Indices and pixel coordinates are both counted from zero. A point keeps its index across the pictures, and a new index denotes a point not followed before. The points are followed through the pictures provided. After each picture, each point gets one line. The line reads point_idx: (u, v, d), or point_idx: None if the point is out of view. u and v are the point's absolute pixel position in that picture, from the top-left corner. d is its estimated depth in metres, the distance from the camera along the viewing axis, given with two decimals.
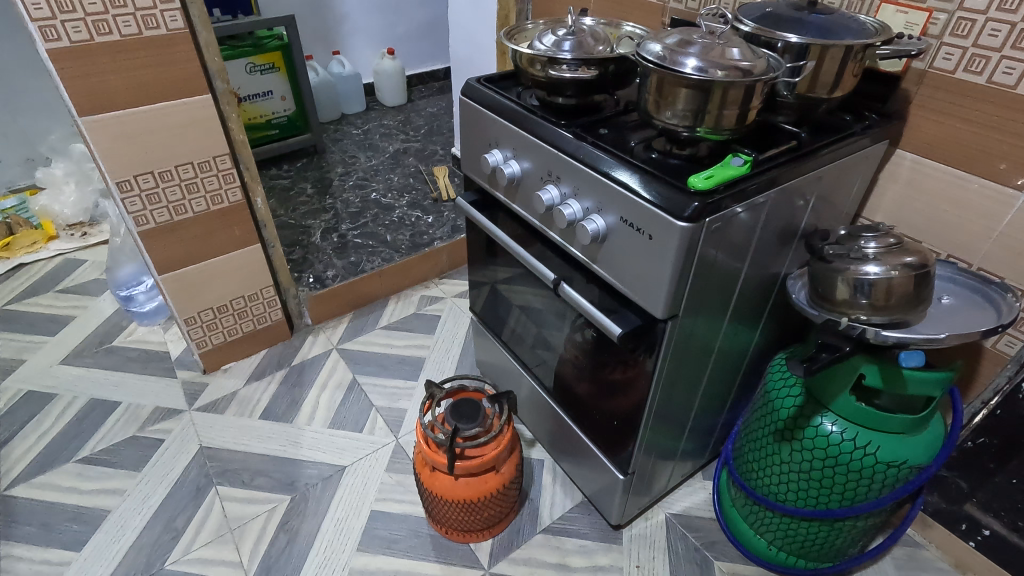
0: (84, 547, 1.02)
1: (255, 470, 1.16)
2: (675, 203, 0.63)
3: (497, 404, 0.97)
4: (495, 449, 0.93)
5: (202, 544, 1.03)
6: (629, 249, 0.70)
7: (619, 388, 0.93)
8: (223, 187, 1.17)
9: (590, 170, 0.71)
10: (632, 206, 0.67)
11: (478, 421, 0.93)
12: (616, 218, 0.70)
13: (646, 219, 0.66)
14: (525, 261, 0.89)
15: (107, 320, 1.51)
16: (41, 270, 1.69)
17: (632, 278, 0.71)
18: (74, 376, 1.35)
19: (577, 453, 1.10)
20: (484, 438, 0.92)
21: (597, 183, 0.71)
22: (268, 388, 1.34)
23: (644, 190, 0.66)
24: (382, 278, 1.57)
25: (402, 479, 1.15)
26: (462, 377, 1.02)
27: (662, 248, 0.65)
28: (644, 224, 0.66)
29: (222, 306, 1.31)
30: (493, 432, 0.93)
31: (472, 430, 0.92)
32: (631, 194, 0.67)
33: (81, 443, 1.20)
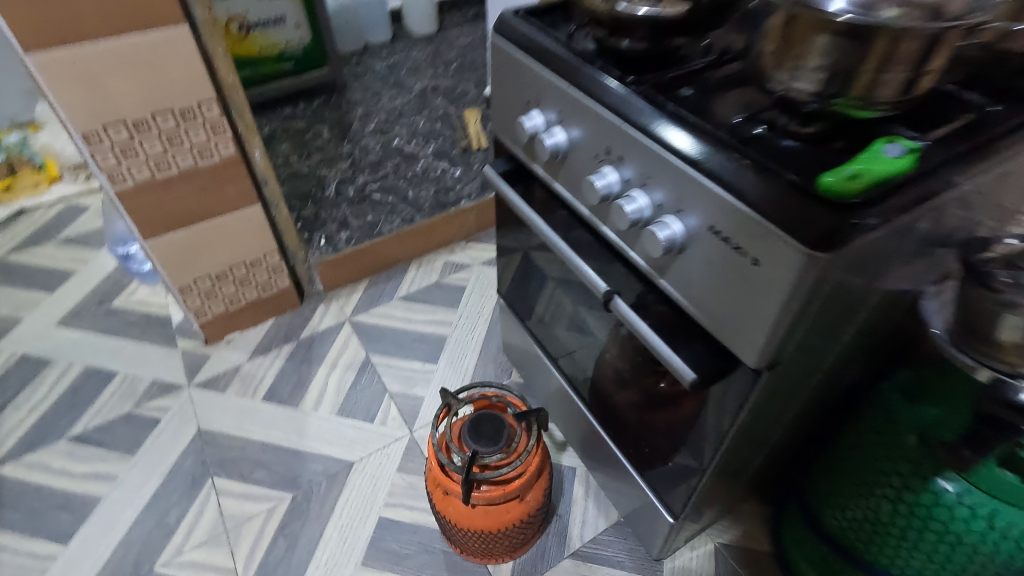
0: (72, 540, 0.95)
1: (255, 461, 1.05)
2: (800, 219, 0.42)
3: (525, 423, 0.81)
4: (519, 478, 0.79)
5: (195, 544, 0.94)
6: (718, 270, 0.49)
7: (678, 418, 0.75)
8: (213, 138, 0.99)
9: (667, 153, 0.50)
10: (730, 212, 0.46)
11: (500, 446, 0.77)
12: (702, 224, 0.49)
13: (751, 235, 0.45)
14: (567, 258, 0.69)
15: (108, 277, 1.40)
16: (44, 216, 1.58)
17: (718, 308, 0.51)
18: (71, 340, 1.26)
19: (615, 471, 0.94)
20: (508, 466, 0.77)
21: (676, 174, 0.50)
22: (273, 364, 1.21)
23: (751, 191, 0.45)
24: (400, 241, 1.40)
25: (414, 481, 1.02)
26: (485, 384, 0.86)
27: (773, 278, 0.45)
28: (747, 241, 0.46)
29: (222, 273, 1.17)
30: (519, 459, 0.77)
31: (493, 455, 0.77)
32: (730, 194, 0.46)
33: (73, 417, 1.11)
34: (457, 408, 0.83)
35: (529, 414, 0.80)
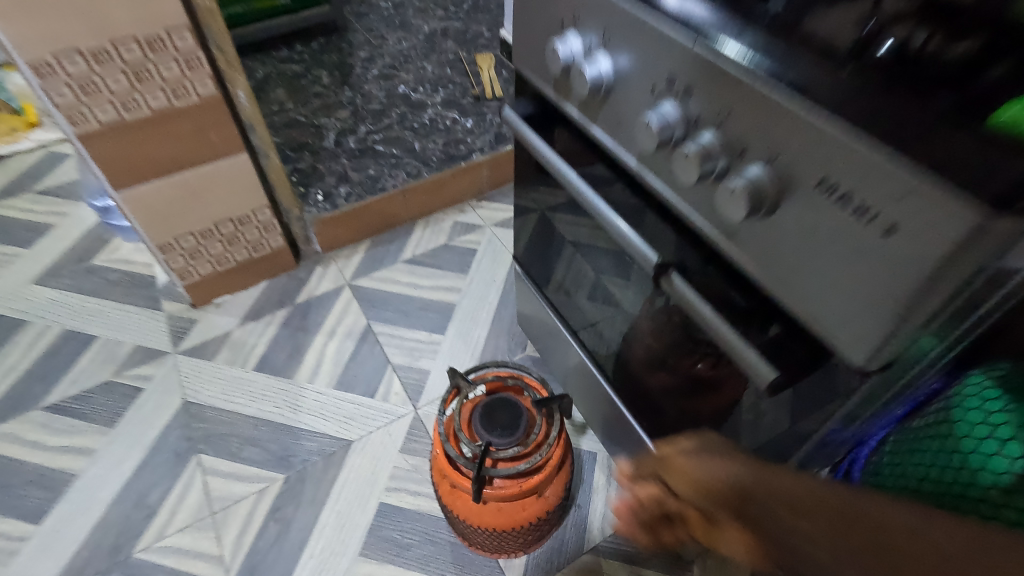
0: (45, 520, 0.87)
1: (244, 437, 0.96)
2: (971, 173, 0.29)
3: (546, 411, 0.70)
4: (538, 474, 0.69)
5: (179, 529, 0.86)
6: (823, 239, 0.37)
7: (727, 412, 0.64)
8: (187, 74, 0.86)
9: (761, 76, 0.36)
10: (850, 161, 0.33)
11: (517, 438, 0.68)
12: (803, 179, 0.36)
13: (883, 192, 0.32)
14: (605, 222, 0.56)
15: (89, 232, 1.29)
16: (21, 164, 1.46)
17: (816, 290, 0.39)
18: (48, 300, 1.16)
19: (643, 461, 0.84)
20: (525, 461, 0.67)
21: (766, 108, 0.36)
22: (266, 330, 1.11)
23: (897, 129, 0.32)
24: (404, 198, 1.27)
25: (419, 464, 0.93)
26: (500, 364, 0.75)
27: (914, 252, 0.32)
28: (875, 202, 0.33)
29: (207, 231, 1.05)
30: (538, 454, 0.67)
31: (509, 449, 0.67)
32: (858, 129, 0.32)
33: (49, 385, 1.02)
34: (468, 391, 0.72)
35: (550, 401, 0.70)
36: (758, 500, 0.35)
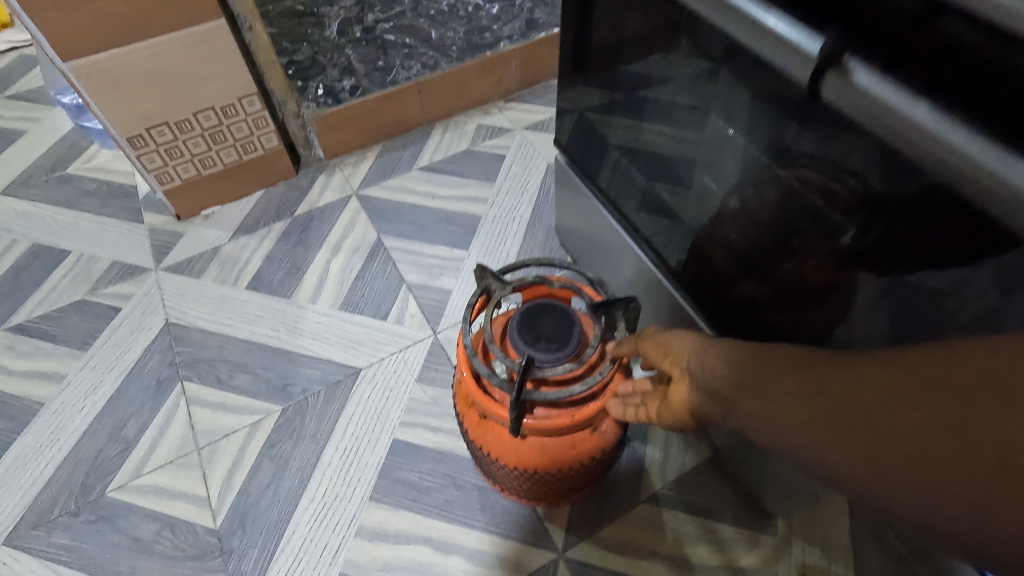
0: (7, 453, 0.74)
1: (235, 364, 0.82)
2: None
3: (606, 319, 0.53)
4: (595, 401, 0.53)
5: (159, 466, 0.73)
6: None
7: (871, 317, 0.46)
8: None
9: None
10: None
11: (566, 353, 0.51)
12: None
13: None
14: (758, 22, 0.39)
15: (63, 139, 1.13)
16: None
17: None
18: (17, 211, 1.01)
19: None
20: (579, 383, 0.51)
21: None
22: (261, 245, 0.95)
23: None
24: (414, 88, 1.07)
25: (439, 397, 0.78)
26: (543, 262, 0.58)
27: None
28: None
29: (185, 121, 0.88)
30: (597, 374, 0.51)
31: (556, 365, 0.51)
32: None
33: (16, 304, 0.89)
34: (500, 293, 0.55)
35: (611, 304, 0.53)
36: (699, 367, 0.40)
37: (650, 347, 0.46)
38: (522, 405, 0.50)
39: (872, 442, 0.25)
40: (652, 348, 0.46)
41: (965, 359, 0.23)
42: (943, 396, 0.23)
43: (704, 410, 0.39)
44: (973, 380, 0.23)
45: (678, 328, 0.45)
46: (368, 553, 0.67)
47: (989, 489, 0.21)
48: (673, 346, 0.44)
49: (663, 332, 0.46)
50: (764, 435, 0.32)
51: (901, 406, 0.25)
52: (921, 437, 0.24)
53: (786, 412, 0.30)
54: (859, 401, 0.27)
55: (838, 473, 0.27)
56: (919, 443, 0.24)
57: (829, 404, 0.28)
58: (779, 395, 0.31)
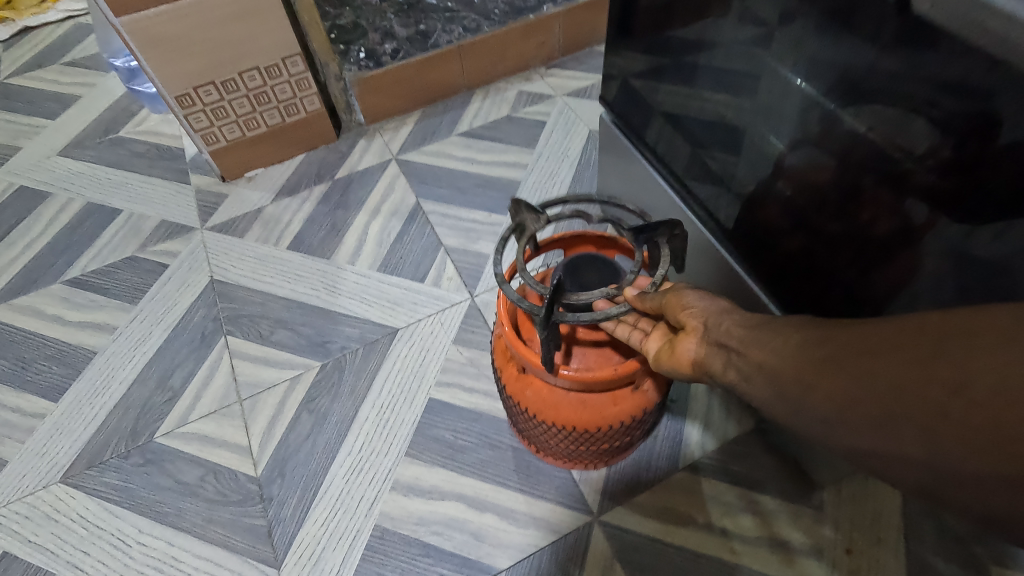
0: (62, 398, 0.78)
1: (277, 320, 0.83)
2: None
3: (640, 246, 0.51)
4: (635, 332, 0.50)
5: (203, 415, 0.75)
6: None
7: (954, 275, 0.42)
8: None
9: None
10: None
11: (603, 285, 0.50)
12: None
13: None
14: None
15: (115, 104, 1.16)
16: (49, 37, 1.34)
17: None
18: (72, 172, 1.05)
19: None
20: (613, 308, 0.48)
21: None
22: (302, 207, 0.96)
23: None
24: (456, 52, 1.06)
25: (475, 358, 0.77)
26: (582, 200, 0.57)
27: None
28: None
29: (231, 80, 0.89)
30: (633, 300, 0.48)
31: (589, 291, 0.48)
32: None
33: (71, 259, 0.92)
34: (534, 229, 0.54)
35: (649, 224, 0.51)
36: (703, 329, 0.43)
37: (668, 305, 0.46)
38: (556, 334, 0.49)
39: (851, 382, 0.30)
40: (669, 306, 0.46)
41: (943, 321, 0.28)
42: (921, 346, 0.28)
43: (708, 360, 0.41)
44: (961, 337, 0.27)
45: (700, 292, 0.45)
46: (402, 506, 0.67)
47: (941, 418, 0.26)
48: (685, 304, 0.44)
49: (688, 295, 0.45)
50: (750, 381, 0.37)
51: (886, 356, 0.29)
52: (893, 375, 0.28)
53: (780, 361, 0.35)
54: (851, 354, 0.31)
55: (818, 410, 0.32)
56: (891, 380, 0.28)
57: (822, 352, 0.33)
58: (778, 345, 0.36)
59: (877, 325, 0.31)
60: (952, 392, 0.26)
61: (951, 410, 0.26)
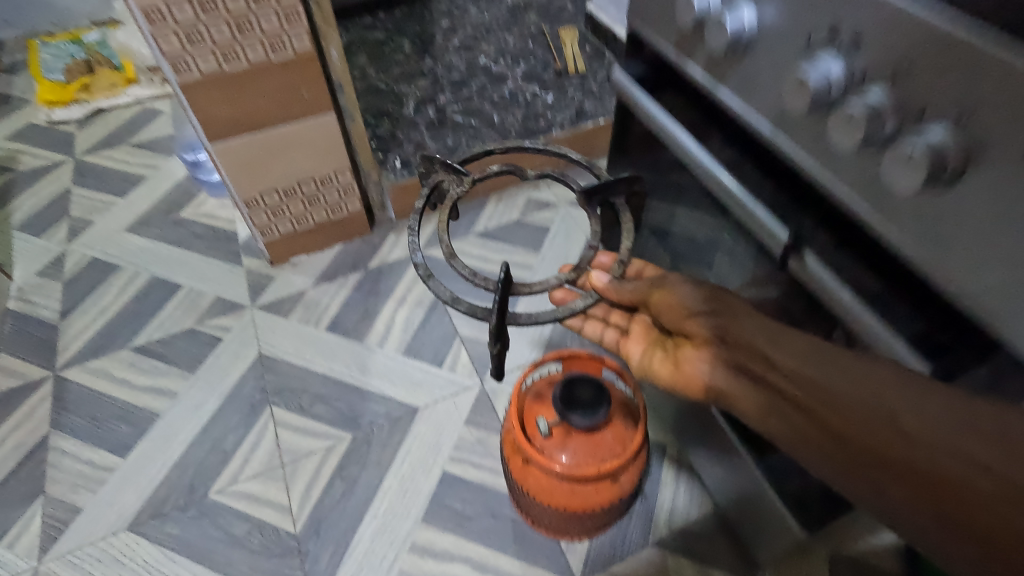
0: (129, 455, 0.91)
1: (315, 394, 0.98)
2: None
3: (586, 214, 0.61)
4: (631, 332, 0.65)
5: (250, 476, 0.89)
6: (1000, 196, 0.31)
7: None
8: (287, 29, 0.85)
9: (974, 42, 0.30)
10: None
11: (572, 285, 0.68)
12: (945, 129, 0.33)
13: None
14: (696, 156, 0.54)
15: (177, 186, 1.34)
16: (118, 119, 1.53)
17: (981, 259, 0.34)
18: (139, 247, 1.21)
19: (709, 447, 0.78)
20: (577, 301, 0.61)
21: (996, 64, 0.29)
22: (339, 292, 1.12)
23: None
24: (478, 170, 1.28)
25: (483, 438, 0.92)
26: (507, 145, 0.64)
27: None
28: None
29: (291, 188, 1.07)
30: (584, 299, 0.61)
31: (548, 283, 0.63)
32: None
33: (137, 328, 1.07)
34: (453, 191, 0.68)
35: (604, 189, 0.63)
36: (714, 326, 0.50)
37: (655, 291, 0.56)
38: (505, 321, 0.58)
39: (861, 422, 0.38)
40: (656, 294, 0.56)
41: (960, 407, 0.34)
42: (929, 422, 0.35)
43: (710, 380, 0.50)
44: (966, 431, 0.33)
45: (685, 281, 0.54)
46: (418, 565, 0.80)
47: (917, 480, 0.35)
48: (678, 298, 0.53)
49: (669, 283, 0.55)
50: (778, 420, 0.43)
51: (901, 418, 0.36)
52: (904, 455, 0.36)
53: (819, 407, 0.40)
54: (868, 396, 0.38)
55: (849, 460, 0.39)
56: (892, 439, 0.36)
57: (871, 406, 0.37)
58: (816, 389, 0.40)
59: (902, 387, 0.37)
60: (946, 483, 0.34)
61: (925, 477, 0.35)
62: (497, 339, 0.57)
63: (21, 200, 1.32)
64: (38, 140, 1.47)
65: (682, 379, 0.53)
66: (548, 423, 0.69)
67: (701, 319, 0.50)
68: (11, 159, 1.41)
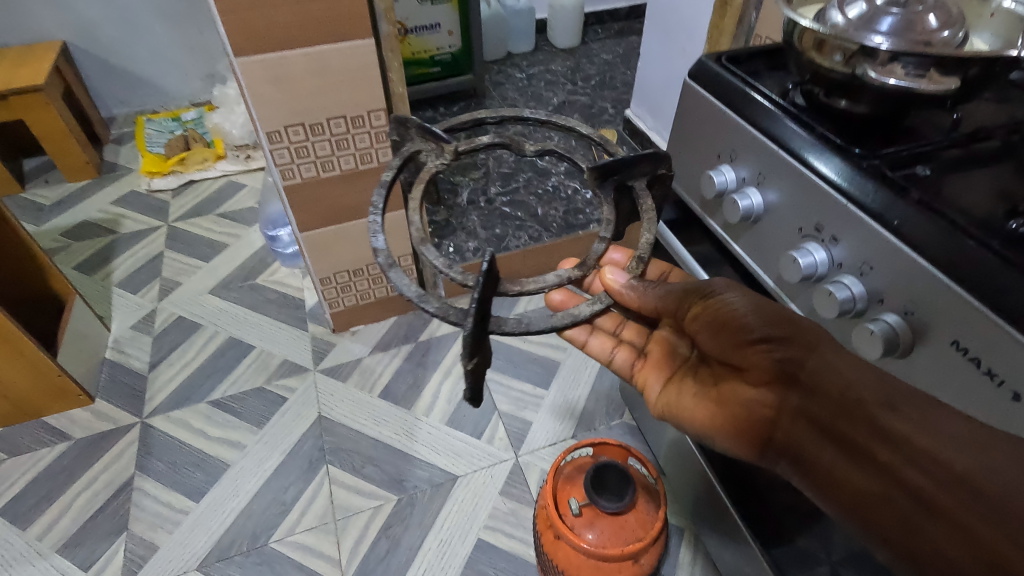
0: (202, 500, 1.03)
1: (366, 456, 1.09)
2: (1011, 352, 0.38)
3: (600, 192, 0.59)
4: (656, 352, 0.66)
5: (306, 528, 0.99)
6: (938, 375, 0.44)
7: None
8: (375, 146, 1.02)
9: (911, 261, 0.43)
10: (962, 314, 0.40)
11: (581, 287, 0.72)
12: (897, 316, 0.45)
13: (978, 337, 0.40)
14: None
15: (254, 254, 1.52)
16: (206, 190, 1.74)
17: None
18: (219, 309, 1.37)
19: (723, 537, 0.85)
20: (583, 308, 0.55)
21: (934, 283, 0.42)
22: (392, 361, 1.25)
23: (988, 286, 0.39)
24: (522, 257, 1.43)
25: (515, 509, 1.01)
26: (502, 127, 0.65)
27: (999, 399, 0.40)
28: (982, 352, 0.40)
29: (359, 269, 1.21)
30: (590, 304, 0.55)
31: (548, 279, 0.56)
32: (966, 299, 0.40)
33: (214, 383, 1.21)
34: (432, 162, 0.65)
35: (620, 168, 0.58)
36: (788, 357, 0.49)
37: (697, 301, 0.55)
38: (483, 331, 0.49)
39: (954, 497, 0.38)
40: (698, 305, 0.55)
41: None
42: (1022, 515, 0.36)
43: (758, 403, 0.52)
44: None
45: (738, 293, 0.53)
46: None
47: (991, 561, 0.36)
48: (733, 315, 0.52)
49: (712, 292, 0.54)
50: (871, 500, 0.43)
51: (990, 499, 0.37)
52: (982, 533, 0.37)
53: (932, 488, 0.39)
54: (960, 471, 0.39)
55: (946, 552, 0.38)
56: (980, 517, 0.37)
57: (994, 492, 0.37)
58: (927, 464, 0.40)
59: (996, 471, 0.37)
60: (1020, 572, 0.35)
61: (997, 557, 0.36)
62: (473, 352, 0.48)
63: (121, 260, 1.51)
64: (137, 206, 1.68)
65: (728, 413, 0.55)
66: (579, 504, 0.79)
67: (767, 349, 0.50)
68: (114, 223, 1.62)
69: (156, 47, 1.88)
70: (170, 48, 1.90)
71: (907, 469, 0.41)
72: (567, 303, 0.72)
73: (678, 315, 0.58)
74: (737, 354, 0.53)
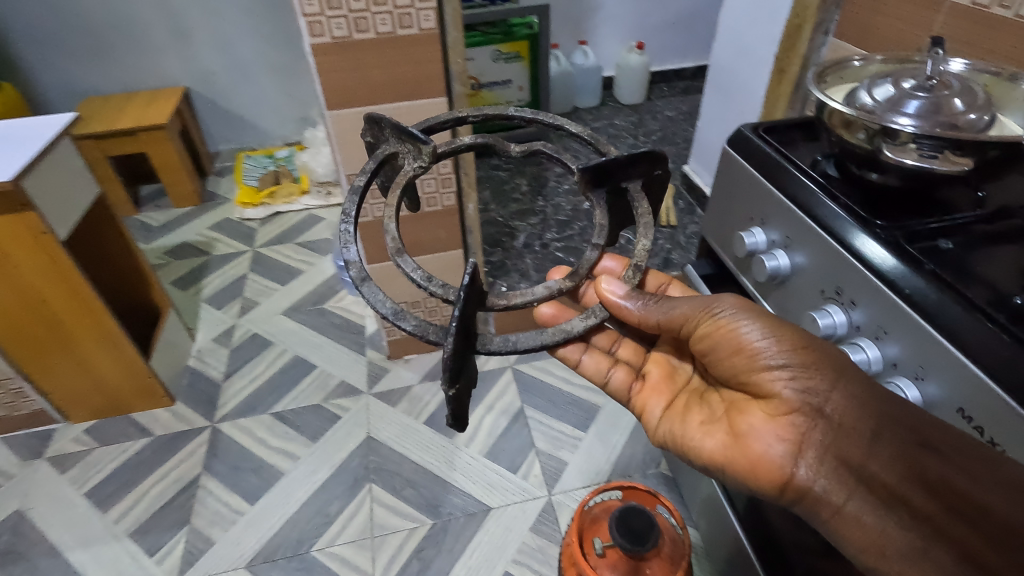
0: (256, 503, 1.11)
1: (407, 479, 1.14)
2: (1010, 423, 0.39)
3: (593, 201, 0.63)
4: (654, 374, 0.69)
5: (345, 541, 1.05)
6: None
7: None
8: (440, 190, 1.12)
9: (920, 330, 0.45)
10: (967, 384, 0.42)
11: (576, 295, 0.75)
12: (908, 381, 0.47)
13: (982, 407, 0.41)
14: None
15: (325, 282, 1.65)
16: (289, 221, 1.92)
17: None
18: (289, 329, 1.50)
19: None
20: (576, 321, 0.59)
21: (942, 351, 0.44)
22: (439, 391, 1.32)
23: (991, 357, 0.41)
24: None
25: (543, 546, 1.03)
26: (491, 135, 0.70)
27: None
28: (987, 421, 0.41)
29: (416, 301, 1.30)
30: (583, 319, 0.59)
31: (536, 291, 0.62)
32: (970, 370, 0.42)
33: (278, 397, 1.32)
34: (409, 164, 0.69)
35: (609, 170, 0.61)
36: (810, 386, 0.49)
37: (707, 321, 0.56)
38: (462, 355, 0.53)
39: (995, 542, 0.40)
40: (707, 323, 0.56)
41: None
42: None
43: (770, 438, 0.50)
44: None
45: (753, 319, 0.53)
46: None
47: None
48: (753, 343, 0.52)
49: (718, 313, 0.55)
50: (906, 545, 0.43)
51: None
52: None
53: (982, 546, 0.40)
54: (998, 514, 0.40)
55: None
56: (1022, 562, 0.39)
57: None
58: (970, 514, 0.41)
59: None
60: None
61: None
62: (453, 379, 0.52)
63: (210, 279, 1.69)
64: (229, 231, 1.88)
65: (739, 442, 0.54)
66: (603, 544, 0.81)
67: (787, 377, 0.50)
68: (208, 245, 1.82)
69: (260, 94, 2.12)
70: (272, 95, 2.14)
71: (949, 521, 0.42)
72: (557, 316, 0.75)
73: (682, 330, 0.58)
74: (756, 381, 0.53)
